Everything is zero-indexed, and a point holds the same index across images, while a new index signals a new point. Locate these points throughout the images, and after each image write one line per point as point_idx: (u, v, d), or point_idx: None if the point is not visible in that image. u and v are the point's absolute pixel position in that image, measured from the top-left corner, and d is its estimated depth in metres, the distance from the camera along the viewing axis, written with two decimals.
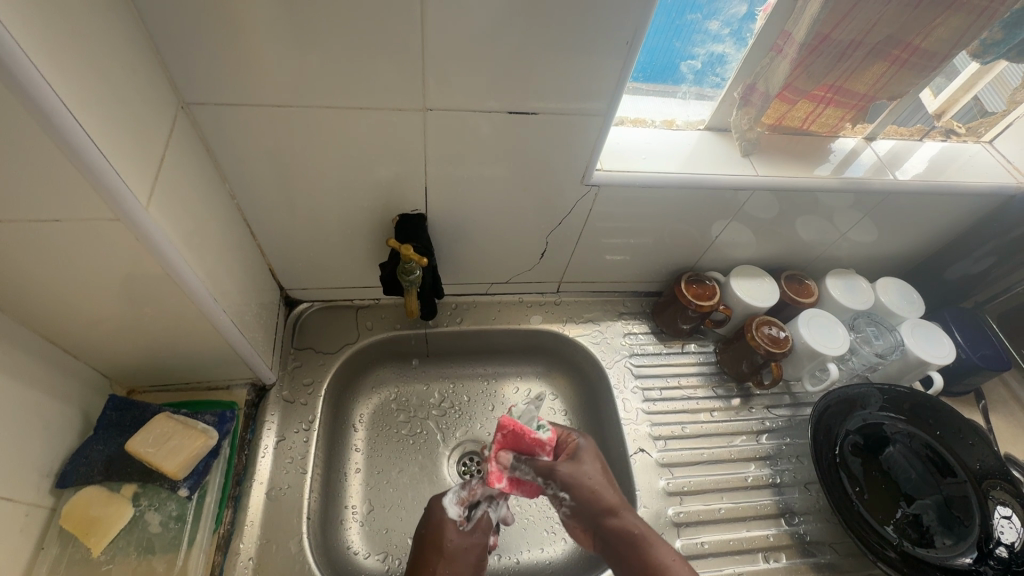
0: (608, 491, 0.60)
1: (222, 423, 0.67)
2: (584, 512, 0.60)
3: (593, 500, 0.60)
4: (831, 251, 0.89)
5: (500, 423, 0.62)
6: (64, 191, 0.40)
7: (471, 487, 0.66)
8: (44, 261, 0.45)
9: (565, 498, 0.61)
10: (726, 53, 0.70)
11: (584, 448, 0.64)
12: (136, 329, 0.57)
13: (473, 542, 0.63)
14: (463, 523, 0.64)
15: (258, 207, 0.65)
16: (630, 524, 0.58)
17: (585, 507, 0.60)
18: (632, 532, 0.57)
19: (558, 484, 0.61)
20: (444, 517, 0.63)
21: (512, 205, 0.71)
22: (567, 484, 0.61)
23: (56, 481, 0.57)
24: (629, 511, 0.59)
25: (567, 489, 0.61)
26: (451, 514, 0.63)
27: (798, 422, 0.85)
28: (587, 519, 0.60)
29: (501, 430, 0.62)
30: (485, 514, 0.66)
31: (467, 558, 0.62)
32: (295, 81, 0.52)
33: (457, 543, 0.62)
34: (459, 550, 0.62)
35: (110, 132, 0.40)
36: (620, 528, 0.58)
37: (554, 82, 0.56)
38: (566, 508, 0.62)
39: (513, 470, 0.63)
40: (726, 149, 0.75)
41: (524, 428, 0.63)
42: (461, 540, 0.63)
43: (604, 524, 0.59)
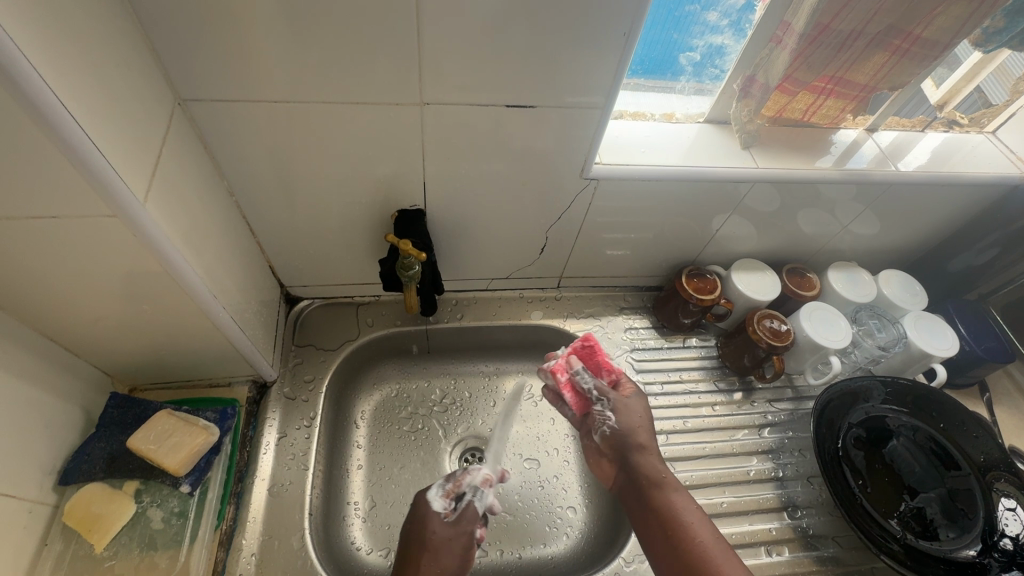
0: (646, 433, 0.65)
1: (223, 420, 0.67)
2: (619, 440, 0.64)
3: (634, 431, 0.65)
4: (832, 244, 0.88)
5: (586, 334, 0.71)
6: (61, 189, 0.40)
7: (455, 480, 0.67)
8: (43, 259, 0.45)
9: (609, 419, 0.66)
10: (725, 45, 0.69)
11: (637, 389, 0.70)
12: (137, 327, 0.57)
13: (460, 531, 0.63)
14: (448, 515, 0.64)
15: (257, 204, 0.65)
16: (657, 468, 0.61)
17: (626, 436, 0.64)
18: (659, 475, 0.61)
19: (610, 403, 0.67)
20: (427, 510, 0.64)
21: (511, 200, 0.71)
22: (618, 405, 0.67)
23: (59, 478, 0.57)
24: (658, 460, 0.62)
25: (617, 410, 0.66)
26: (434, 507, 0.64)
27: (800, 415, 0.85)
28: (619, 448, 0.64)
29: (585, 339, 0.71)
30: (473, 504, 0.66)
31: (452, 549, 0.61)
32: (292, 77, 0.52)
33: (443, 533, 0.62)
34: (444, 540, 0.62)
35: (106, 129, 0.40)
36: (648, 465, 0.62)
37: (552, 75, 0.56)
38: (606, 429, 0.66)
39: (577, 375, 0.69)
40: (726, 141, 0.75)
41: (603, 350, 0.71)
42: (446, 530, 0.62)
43: (637, 460, 0.62)
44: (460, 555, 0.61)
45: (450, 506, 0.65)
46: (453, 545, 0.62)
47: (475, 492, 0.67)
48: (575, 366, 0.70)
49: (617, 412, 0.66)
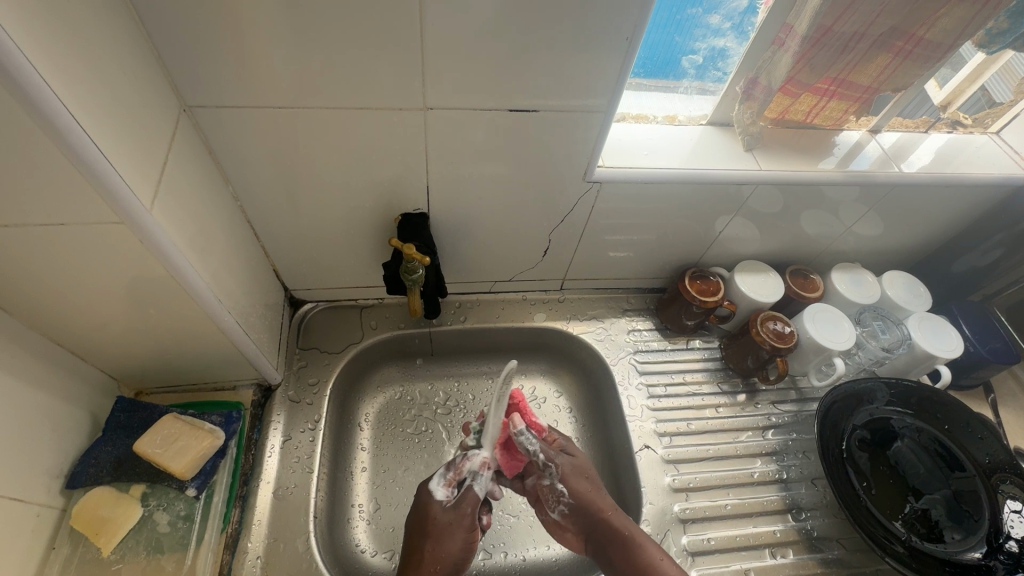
0: (600, 496, 0.67)
1: (228, 423, 0.68)
2: (579, 511, 0.66)
3: (587, 497, 0.66)
4: (836, 245, 0.88)
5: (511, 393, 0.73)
6: (68, 196, 0.40)
7: (456, 466, 0.67)
8: (50, 264, 0.46)
9: (563, 492, 0.67)
10: (727, 48, 0.69)
11: (571, 445, 0.73)
12: (144, 331, 0.58)
13: (462, 514, 0.64)
14: (449, 501, 0.65)
15: (262, 208, 0.66)
16: (619, 523, 0.63)
17: (582, 504, 0.66)
18: (622, 532, 0.62)
19: (557, 473, 0.68)
20: (430, 499, 0.65)
21: (514, 202, 0.71)
22: (564, 474, 0.68)
23: (67, 481, 0.57)
24: (619, 513, 0.65)
25: (565, 479, 0.68)
26: (438, 496, 0.65)
27: (804, 417, 0.85)
28: (582, 519, 0.66)
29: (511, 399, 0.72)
30: (473, 489, 0.66)
31: (454, 535, 0.63)
32: (296, 81, 0.52)
33: (445, 519, 0.63)
34: (447, 524, 0.63)
35: (112, 136, 0.41)
36: (611, 524, 0.63)
37: (554, 79, 0.56)
38: (563, 505, 0.67)
39: (519, 436, 0.67)
40: (728, 143, 0.75)
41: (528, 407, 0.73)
42: (449, 515, 0.64)
43: (599, 523, 0.64)
44: (463, 537, 0.63)
45: (451, 493, 0.66)
46: (454, 531, 0.63)
47: (474, 477, 0.66)
48: (517, 428, 0.67)
49: (566, 482, 0.68)
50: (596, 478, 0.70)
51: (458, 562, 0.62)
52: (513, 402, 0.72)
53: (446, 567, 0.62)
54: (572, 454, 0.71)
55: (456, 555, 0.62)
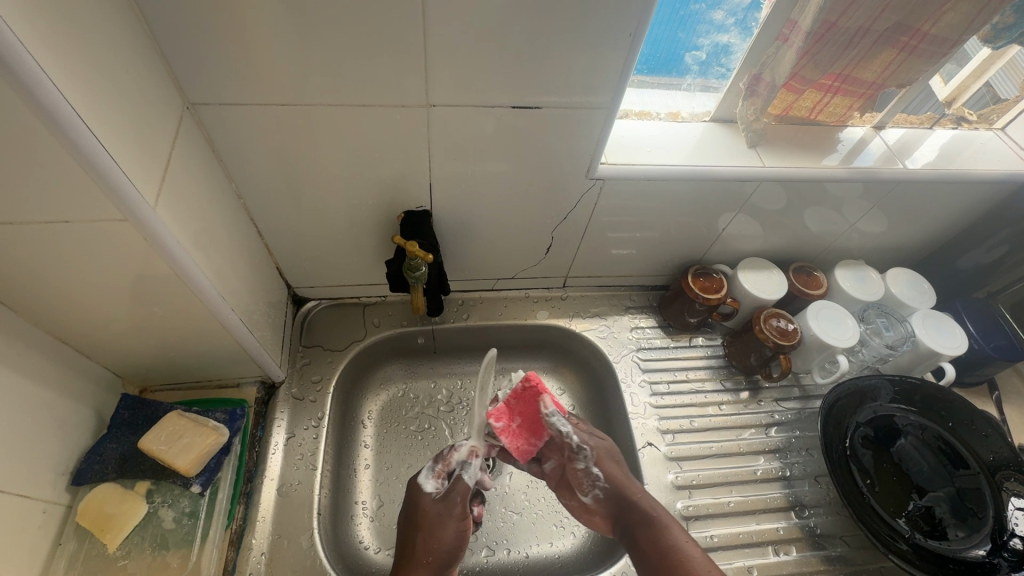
0: (633, 482, 0.66)
1: (233, 420, 0.68)
2: (613, 495, 0.65)
3: (619, 480, 0.66)
4: (840, 242, 0.88)
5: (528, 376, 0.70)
6: (74, 194, 0.40)
7: (445, 458, 0.67)
8: (55, 262, 0.46)
9: (598, 475, 0.66)
10: (731, 43, 0.69)
11: (599, 431, 0.72)
12: (148, 329, 0.58)
13: (452, 504, 0.63)
14: (438, 492, 0.65)
15: (265, 206, 0.66)
16: (649, 505, 0.62)
17: (615, 488, 0.65)
18: (652, 513, 0.61)
19: (591, 456, 0.68)
20: (419, 492, 0.65)
21: (517, 200, 0.71)
22: (598, 457, 0.68)
23: (72, 478, 0.58)
24: (648, 496, 0.64)
25: (599, 462, 0.67)
26: (427, 489, 0.65)
27: (807, 414, 0.84)
28: (615, 504, 0.65)
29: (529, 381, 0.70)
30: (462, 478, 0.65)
31: (445, 524, 0.62)
32: (299, 79, 0.52)
33: (435, 510, 0.63)
34: (437, 514, 0.63)
35: (116, 134, 0.41)
36: (639, 507, 0.62)
37: (558, 76, 0.56)
38: (596, 488, 0.66)
39: (550, 417, 0.69)
40: (732, 140, 0.75)
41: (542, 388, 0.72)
42: (438, 506, 0.63)
43: (629, 506, 0.63)
44: (455, 526, 0.62)
45: (440, 485, 0.66)
46: (445, 521, 0.62)
47: (464, 465, 0.66)
48: (550, 409, 0.69)
49: (601, 466, 0.67)
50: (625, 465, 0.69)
51: (451, 552, 0.61)
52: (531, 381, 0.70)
53: (441, 556, 0.61)
54: (603, 438, 0.71)
55: (449, 546, 0.61)
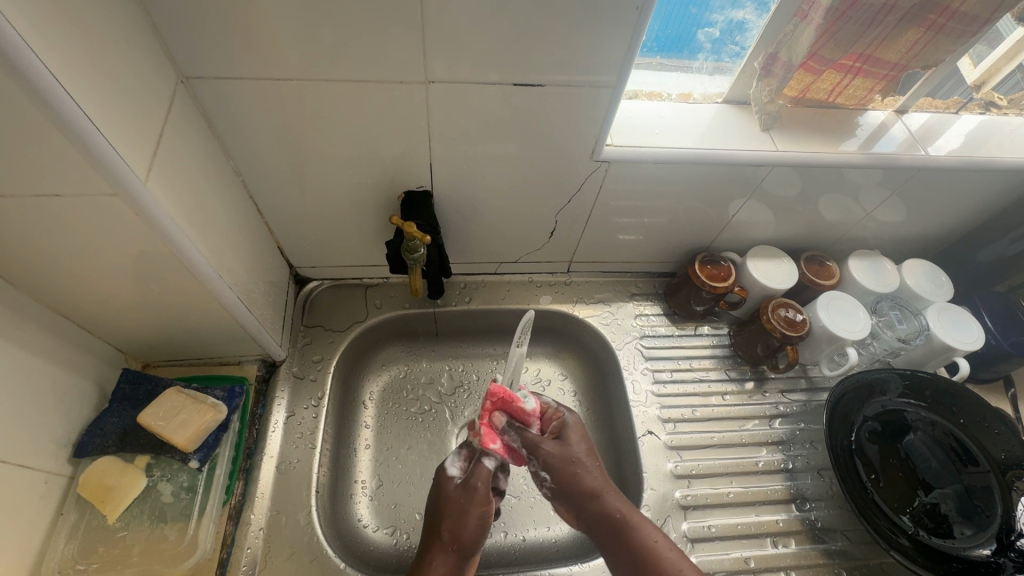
0: (592, 477, 0.61)
1: (231, 397, 0.68)
2: (565, 494, 0.62)
3: (575, 481, 0.61)
4: (855, 231, 0.85)
5: (489, 389, 0.61)
6: (64, 171, 0.40)
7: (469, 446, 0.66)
8: (49, 238, 0.46)
9: (545, 480, 0.63)
10: (747, 20, 0.65)
11: (571, 431, 0.65)
12: (146, 306, 0.58)
13: (473, 492, 0.61)
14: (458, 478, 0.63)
15: (264, 183, 0.65)
16: (612, 507, 0.60)
17: (567, 491, 0.62)
18: (615, 516, 0.59)
19: (540, 462, 0.62)
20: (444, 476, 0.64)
21: (520, 182, 0.69)
22: (547, 463, 0.62)
23: (74, 450, 0.59)
24: (613, 495, 0.61)
25: (549, 468, 0.62)
26: (450, 473, 0.63)
27: (814, 407, 0.83)
28: (569, 500, 0.62)
29: (491, 397, 0.61)
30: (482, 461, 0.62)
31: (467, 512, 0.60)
32: (295, 52, 0.50)
33: (456, 496, 0.61)
34: (472, 498, 0.60)
35: (108, 110, 0.40)
36: (605, 509, 0.60)
37: (563, 55, 0.54)
38: (547, 487, 0.63)
39: (504, 433, 0.62)
40: (745, 122, 0.72)
41: (512, 394, 0.62)
42: (460, 491, 0.61)
43: (590, 508, 0.60)
44: (477, 513, 0.60)
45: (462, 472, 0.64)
46: (471, 508, 0.60)
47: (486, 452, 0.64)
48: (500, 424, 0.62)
49: (550, 470, 0.62)
50: (593, 457, 0.64)
51: (473, 543, 0.60)
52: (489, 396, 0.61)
53: (465, 544, 0.60)
54: (564, 439, 0.64)
55: (473, 532, 0.60)
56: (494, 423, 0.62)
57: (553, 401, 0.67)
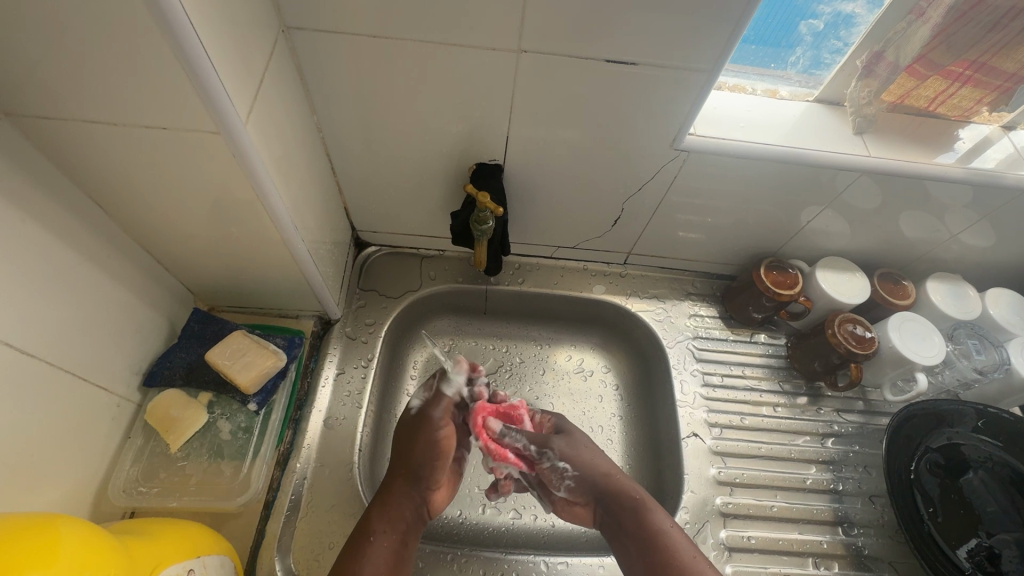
0: (600, 459, 0.66)
1: (290, 347, 0.70)
2: (585, 483, 0.64)
3: (593, 467, 0.65)
4: (937, 252, 0.80)
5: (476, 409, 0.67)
6: (176, 105, 0.41)
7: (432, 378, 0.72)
8: (148, 170, 0.48)
9: (565, 469, 0.65)
10: (855, 14, 0.61)
11: (567, 427, 0.70)
12: (222, 250, 0.60)
13: (430, 417, 0.66)
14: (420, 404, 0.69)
15: (343, 141, 0.66)
16: (629, 487, 0.62)
17: (586, 477, 0.64)
18: (632, 497, 0.61)
19: (554, 453, 0.65)
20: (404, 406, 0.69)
21: (592, 166, 0.68)
22: (562, 452, 0.66)
23: (144, 379, 0.62)
24: (627, 478, 0.64)
25: (564, 455, 0.65)
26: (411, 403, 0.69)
27: (870, 431, 0.79)
28: (590, 491, 0.64)
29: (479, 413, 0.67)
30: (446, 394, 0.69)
31: (426, 434, 0.65)
32: (395, 9, 0.50)
33: (411, 420, 0.67)
34: (425, 422, 0.66)
35: (222, 51, 0.41)
36: (621, 490, 0.62)
37: (664, 36, 0.51)
38: (568, 479, 0.65)
39: (503, 436, 0.66)
40: (836, 124, 0.68)
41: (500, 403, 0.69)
42: (415, 417, 0.67)
43: (607, 492, 0.63)
44: (438, 428, 0.66)
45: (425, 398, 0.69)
46: (429, 420, 0.66)
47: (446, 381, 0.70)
48: (500, 429, 0.66)
49: (565, 458, 0.65)
50: (597, 449, 0.68)
51: (439, 453, 0.65)
52: (478, 410, 0.67)
53: (425, 449, 0.64)
54: (564, 431, 0.69)
55: (436, 439, 0.65)
56: (494, 433, 0.66)
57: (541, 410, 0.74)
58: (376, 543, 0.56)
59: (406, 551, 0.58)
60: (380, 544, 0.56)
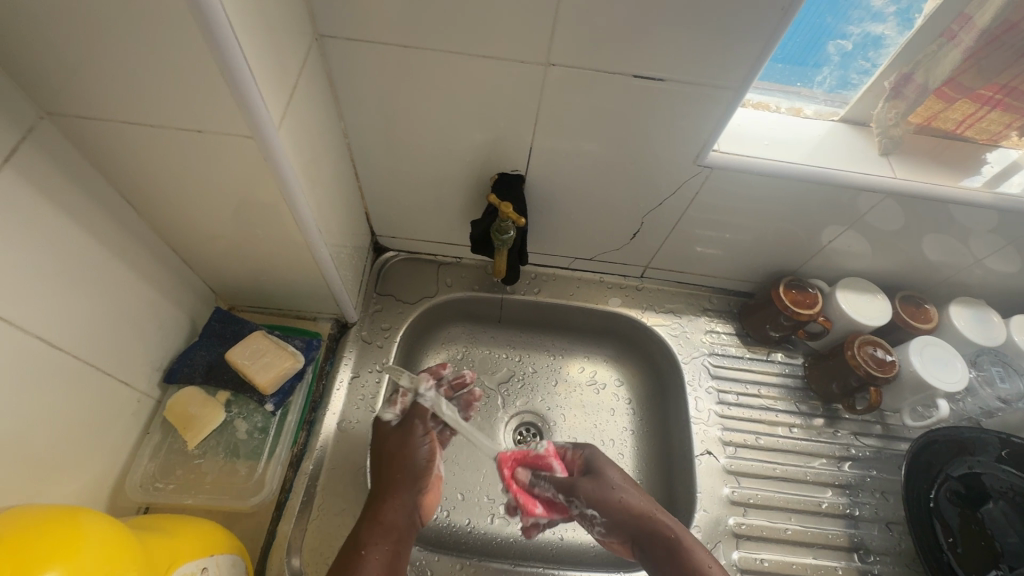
0: (631, 497, 0.64)
1: (308, 349, 0.70)
2: (618, 526, 0.63)
3: (624, 507, 0.63)
4: (961, 276, 0.78)
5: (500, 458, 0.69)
6: (212, 109, 0.42)
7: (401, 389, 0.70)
8: (181, 171, 0.49)
9: (595, 515, 0.64)
10: (884, 36, 0.61)
11: (599, 463, 0.67)
12: (246, 251, 0.61)
13: (409, 428, 0.66)
14: (399, 417, 0.67)
15: (367, 148, 0.67)
16: (665, 527, 0.61)
17: (620, 520, 0.63)
18: (670, 538, 0.60)
19: (582, 499, 0.65)
20: (379, 422, 0.67)
21: (613, 178, 0.68)
22: (588, 498, 0.64)
23: (164, 375, 0.63)
24: (663, 515, 0.62)
25: (592, 502, 0.64)
26: (386, 418, 0.67)
27: (888, 455, 0.77)
28: (623, 532, 0.63)
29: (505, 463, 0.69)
30: (422, 403, 0.68)
31: (407, 449, 0.64)
32: (428, 20, 0.51)
33: (394, 435, 0.65)
34: (403, 436, 0.65)
35: (260, 58, 0.41)
36: (659, 531, 0.61)
37: (692, 53, 0.51)
38: (598, 525, 0.64)
39: (533, 486, 0.68)
40: (862, 144, 0.68)
41: (522, 450, 0.70)
42: (394, 430, 0.66)
43: (642, 531, 0.62)
44: (421, 441, 0.65)
45: (401, 415, 0.68)
46: (408, 438, 0.65)
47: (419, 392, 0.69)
48: (525, 479, 0.68)
49: (593, 504, 0.64)
50: (627, 481, 0.66)
51: (422, 468, 0.63)
52: (504, 461, 0.69)
53: (410, 472, 0.63)
54: (593, 469, 0.67)
55: (421, 459, 0.64)
56: (521, 483, 0.68)
57: (567, 441, 0.71)
58: (367, 556, 0.55)
59: (400, 561, 0.57)
60: (371, 556, 0.55)
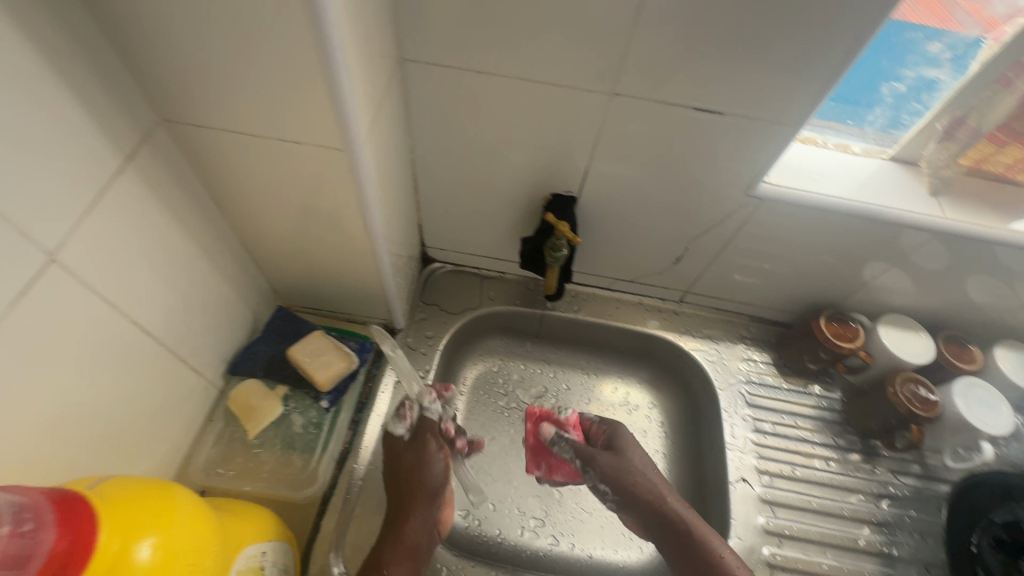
0: (642, 479, 0.68)
1: (362, 351, 0.73)
2: (628, 505, 0.67)
3: (639, 488, 0.67)
4: (1007, 319, 0.78)
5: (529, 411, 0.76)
6: (311, 123, 0.46)
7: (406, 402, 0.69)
8: (270, 178, 0.53)
9: (606, 490, 0.69)
10: (938, 80, 0.65)
11: (624, 442, 0.72)
12: (313, 254, 0.65)
13: (422, 442, 0.66)
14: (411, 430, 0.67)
15: (430, 163, 0.70)
16: (675, 513, 0.64)
17: (632, 499, 0.67)
18: (678, 522, 0.63)
19: (597, 471, 0.69)
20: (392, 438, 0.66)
21: (663, 204, 0.70)
22: (602, 471, 0.69)
23: (229, 367, 0.66)
24: (676, 502, 0.65)
25: (605, 475, 0.69)
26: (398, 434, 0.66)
27: (927, 496, 0.76)
28: (633, 512, 0.67)
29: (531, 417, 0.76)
30: (433, 416, 0.68)
31: (422, 465, 0.64)
32: (505, 51, 0.55)
33: (410, 454, 0.65)
34: (419, 455, 0.65)
35: (359, 79, 0.45)
36: (669, 515, 0.64)
37: (754, 90, 0.54)
38: (606, 495, 0.69)
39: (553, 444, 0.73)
40: (912, 183, 0.69)
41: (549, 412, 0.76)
42: (410, 449, 0.65)
43: (654, 513, 0.65)
44: (436, 456, 0.65)
45: (411, 428, 0.67)
46: (424, 454, 0.65)
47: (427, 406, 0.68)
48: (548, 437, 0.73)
49: (605, 478, 0.69)
50: (649, 465, 0.70)
51: (439, 486, 0.64)
52: (530, 416, 0.76)
53: (429, 491, 0.63)
54: (616, 449, 0.71)
55: (437, 475, 0.64)
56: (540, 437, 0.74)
57: (597, 416, 0.76)
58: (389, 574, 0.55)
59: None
60: None
